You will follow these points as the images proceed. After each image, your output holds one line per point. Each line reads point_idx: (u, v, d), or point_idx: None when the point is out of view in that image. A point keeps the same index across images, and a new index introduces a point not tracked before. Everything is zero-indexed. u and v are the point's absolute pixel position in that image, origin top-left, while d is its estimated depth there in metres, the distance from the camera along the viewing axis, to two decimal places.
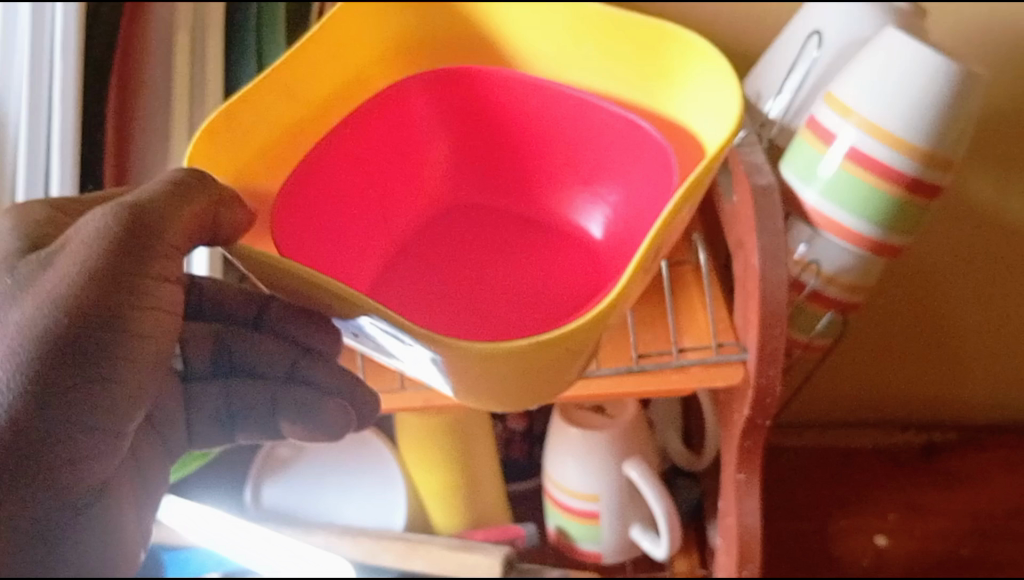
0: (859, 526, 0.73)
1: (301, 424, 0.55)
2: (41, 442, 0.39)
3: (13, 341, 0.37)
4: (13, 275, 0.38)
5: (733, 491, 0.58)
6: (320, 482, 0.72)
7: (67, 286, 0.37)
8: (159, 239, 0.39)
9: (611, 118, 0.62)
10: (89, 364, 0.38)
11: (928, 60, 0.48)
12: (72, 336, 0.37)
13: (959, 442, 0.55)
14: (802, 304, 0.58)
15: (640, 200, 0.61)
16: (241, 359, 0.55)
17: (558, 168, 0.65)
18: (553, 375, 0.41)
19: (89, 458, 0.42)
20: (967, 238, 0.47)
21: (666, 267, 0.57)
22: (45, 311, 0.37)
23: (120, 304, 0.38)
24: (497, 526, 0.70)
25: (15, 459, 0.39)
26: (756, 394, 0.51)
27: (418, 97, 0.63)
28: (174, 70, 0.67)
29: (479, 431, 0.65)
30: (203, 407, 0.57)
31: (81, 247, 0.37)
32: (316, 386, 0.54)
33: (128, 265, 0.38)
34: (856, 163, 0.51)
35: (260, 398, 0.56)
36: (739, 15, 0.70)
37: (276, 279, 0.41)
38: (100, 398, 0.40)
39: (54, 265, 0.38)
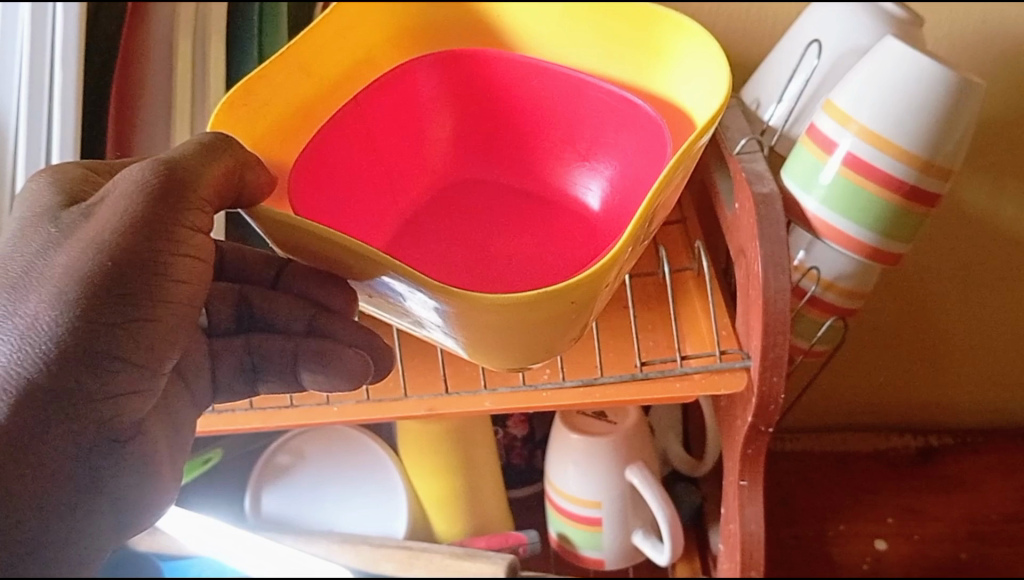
0: (859, 529, 0.66)
1: (321, 373, 0.51)
2: (82, 378, 0.40)
3: (59, 281, 0.40)
4: (56, 225, 0.42)
5: (736, 498, 0.58)
6: (319, 490, 0.70)
7: (111, 230, 0.40)
8: (193, 191, 0.42)
9: (607, 97, 0.62)
10: (130, 302, 0.40)
11: (928, 70, 0.49)
12: (114, 276, 0.40)
13: (955, 445, 0.60)
14: (801, 311, 0.58)
15: (637, 178, 0.61)
16: (262, 314, 0.53)
17: (557, 146, 0.65)
18: (555, 332, 0.44)
19: (123, 408, 0.42)
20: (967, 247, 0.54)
21: (665, 267, 0.56)
22: (88, 253, 0.40)
23: (157, 247, 0.41)
24: (498, 534, 0.67)
25: (56, 397, 0.40)
26: (759, 401, 0.51)
27: (425, 77, 0.64)
28: (175, 77, 0.66)
29: (481, 438, 0.67)
30: (222, 363, 0.53)
31: (122, 197, 0.41)
32: (335, 340, 0.52)
33: (168, 210, 0.41)
34: (855, 170, 0.51)
35: (281, 353, 0.52)
36: (737, 24, 0.70)
37: (297, 241, 0.44)
38: (140, 336, 0.41)
39: (94, 216, 0.41)
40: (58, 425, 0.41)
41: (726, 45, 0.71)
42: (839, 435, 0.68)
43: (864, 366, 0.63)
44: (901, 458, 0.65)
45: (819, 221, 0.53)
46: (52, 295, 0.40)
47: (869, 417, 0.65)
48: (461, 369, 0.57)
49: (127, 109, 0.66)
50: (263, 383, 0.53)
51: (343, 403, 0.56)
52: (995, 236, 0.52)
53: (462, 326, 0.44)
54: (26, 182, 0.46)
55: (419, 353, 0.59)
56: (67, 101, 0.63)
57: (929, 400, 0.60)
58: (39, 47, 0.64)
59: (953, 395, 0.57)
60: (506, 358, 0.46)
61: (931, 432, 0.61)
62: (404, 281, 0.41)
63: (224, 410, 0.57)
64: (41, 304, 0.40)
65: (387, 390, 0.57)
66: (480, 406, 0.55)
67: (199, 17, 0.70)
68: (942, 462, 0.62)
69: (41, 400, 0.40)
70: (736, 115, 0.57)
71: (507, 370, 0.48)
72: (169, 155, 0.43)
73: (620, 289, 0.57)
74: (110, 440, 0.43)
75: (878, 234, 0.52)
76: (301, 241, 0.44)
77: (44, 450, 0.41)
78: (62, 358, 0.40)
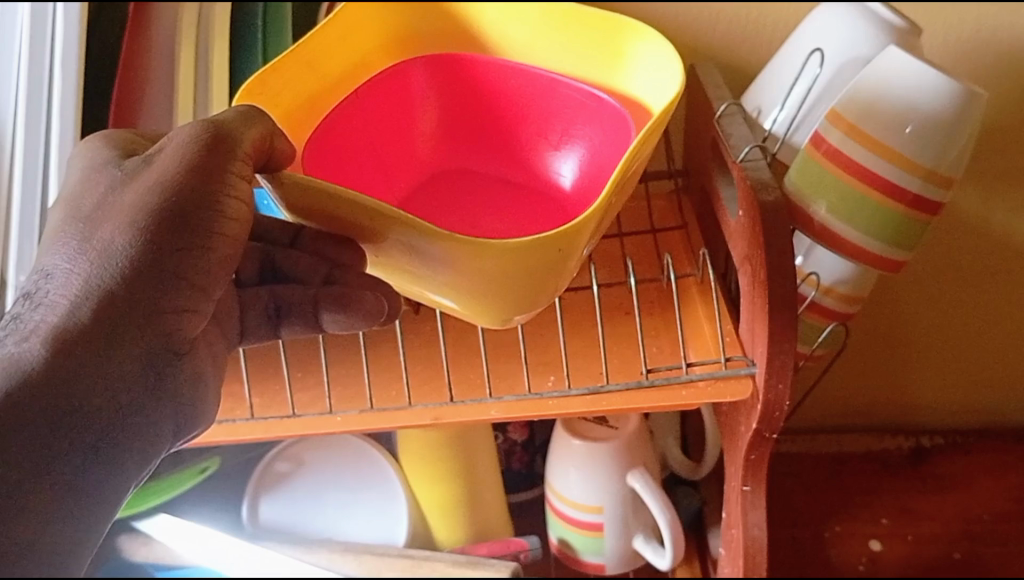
0: (854, 530, 0.69)
1: (341, 315, 0.51)
2: (147, 293, 0.42)
3: (126, 211, 0.43)
4: (122, 171, 0.46)
5: (738, 504, 0.58)
6: (320, 498, 0.69)
7: (170, 172, 0.43)
8: (235, 148, 0.44)
9: (577, 94, 0.62)
10: (190, 230, 0.43)
11: (931, 81, 0.49)
12: (172, 208, 0.43)
13: (948, 446, 0.59)
14: (801, 315, 0.60)
15: (600, 170, 0.61)
16: (284, 268, 0.55)
17: (534, 135, 0.64)
18: (559, 277, 0.46)
19: (180, 326, 0.44)
20: (967, 246, 0.53)
21: (633, 280, 0.56)
22: (153, 189, 0.43)
23: (211, 186, 0.43)
24: (499, 539, 0.68)
25: (123, 309, 0.42)
26: (765, 408, 0.51)
27: (416, 73, 0.65)
28: (178, 81, 0.65)
29: (483, 445, 0.67)
30: (250, 310, 0.54)
31: (178, 147, 0.44)
32: (350, 285, 0.52)
33: (217, 159, 0.44)
34: (860, 180, 0.51)
35: (303, 298, 0.53)
36: (735, 30, 0.69)
37: (311, 204, 0.44)
38: (198, 263, 0.44)
39: (153, 163, 0.45)
40: (127, 335, 0.42)
41: (727, 49, 0.70)
42: (835, 435, 0.69)
43: (868, 363, 0.63)
44: (896, 458, 0.66)
45: (822, 224, 0.53)
46: (122, 223, 0.43)
47: (862, 420, 0.66)
48: (465, 378, 0.57)
49: (127, 113, 0.65)
50: (285, 329, 0.54)
51: (346, 412, 0.56)
52: (988, 242, 0.51)
53: (468, 279, 0.45)
54: (80, 144, 0.50)
55: (424, 361, 0.59)
56: (69, 105, 0.62)
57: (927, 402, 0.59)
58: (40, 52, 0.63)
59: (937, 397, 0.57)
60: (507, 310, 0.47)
61: (923, 433, 0.61)
62: (415, 235, 0.43)
63: (226, 420, 0.56)
64: (107, 235, 0.43)
65: (391, 399, 0.56)
66: (485, 415, 0.54)
67: (201, 21, 0.69)
68: (935, 463, 0.62)
69: (110, 311, 0.42)
70: (738, 121, 0.57)
71: (511, 323, 0.50)
72: (212, 118, 0.46)
73: (597, 301, 0.57)
74: (165, 354, 0.44)
75: (883, 242, 0.52)
76: (321, 206, 0.44)
77: (113, 359, 0.42)
78: (125, 281, 0.42)
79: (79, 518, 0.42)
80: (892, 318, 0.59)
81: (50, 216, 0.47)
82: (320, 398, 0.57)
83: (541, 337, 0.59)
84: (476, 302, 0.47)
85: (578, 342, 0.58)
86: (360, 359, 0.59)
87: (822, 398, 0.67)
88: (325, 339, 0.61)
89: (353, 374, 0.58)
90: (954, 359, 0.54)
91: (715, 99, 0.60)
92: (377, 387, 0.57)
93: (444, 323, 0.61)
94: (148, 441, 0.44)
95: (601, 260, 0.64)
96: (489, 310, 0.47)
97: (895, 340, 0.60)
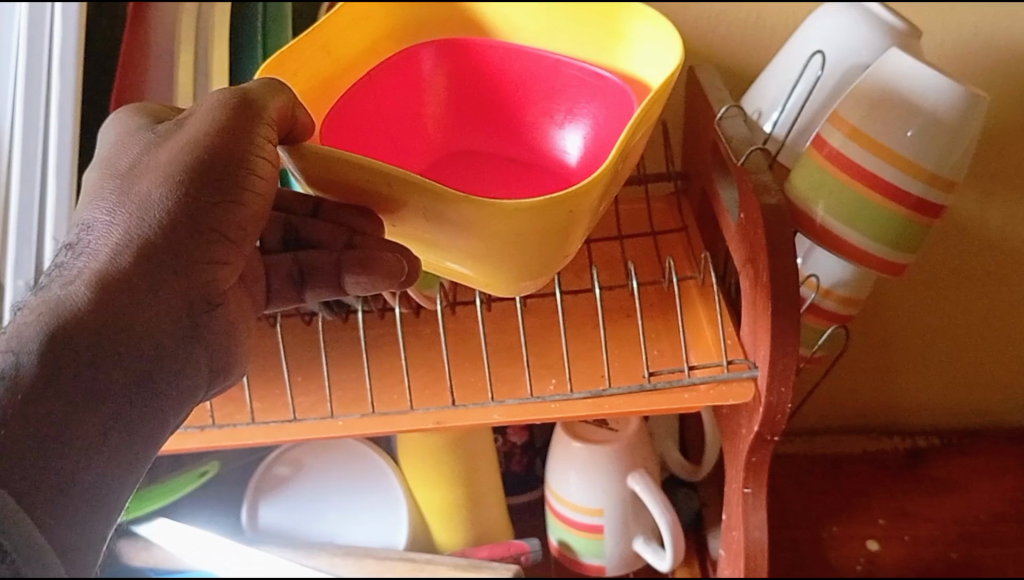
0: (852, 531, 0.68)
1: (363, 276, 0.50)
2: (179, 244, 0.43)
3: (161, 168, 0.44)
4: (155, 134, 0.47)
5: (739, 506, 0.58)
6: (319, 501, 0.69)
7: (203, 131, 0.44)
8: (264, 110, 0.45)
9: (581, 74, 0.63)
10: (223, 184, 0.43)
11: (936, 86, 0.49)
12: (207, 162, 0.43)
13: (944, 447, 0.60)
14: (802, 318, 0.60)
15: (604, 144, 0.61)
16: (307, 235, 0.55)
17: (539, 116, 0.64)
18: (570, 240, 0.47)
19: (213, 279, 0.44)
20: (966, 248, 0.54)
21: (635, 283, 0.56)
22: (186, 148, 0.44)
23: (244, 144, 0.44)
24: (501, 543, 0.67)
25: (157, 259, 0.42)
26: (767, 411, 0.51)
27: (426, 60, 0.65)
28: (178, 84, 0.65)
29: (483, 448, 0.67)
30: (276, 274, 0.54)
31: (210, 109, 0.45)
32: (369, 245, 0.50)
33: (249, 118, 0.45)
34: (864, 184, 0.51)
35: (327, 261, 0.53)
36: (735, 32, 0.69)
37: (332, 173, 0.46)
38: (231, 216, 0.44)
39: (185, 125, 0.46)
40: (159, 285, 0.42)
41: (727, 51, 0.70)
42: (833, 437, 0.69)
43: (868, 361, 0.64)
44: (894, 460, 0.65)
45: (822, 225, 0.53)
46: (157, 177, 0.44)
47: (861, 421, 0.66)
48: (467, 382, 0.57)
49: None
50: (310, 291, 0.54)
51: (348, 416, 0.55)
52: (989, 244, 0.52)
53: (481, 244, 0.46)
54: (110, 117, 0.50)
55: (425, 364, 0.59)
56: (69, 110, 0.61)
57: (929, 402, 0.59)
58: (39, 55, 0.63)
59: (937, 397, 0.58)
60: (516, 282, 0.49)
61: (920, 434, 0.62)
62: (429, 199, 0.44)
63: (226, 424, 0.56)
64: (145, 187, 0.44)
65: (392, 403, 0.56)
66: (487, 419, 0.54)
67: (201, 22, 0.68)
68: (930, 465, 0.63)
69: (144, 261, 0.42)
70: (739, 125, 0.57)
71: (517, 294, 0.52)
72: (241, 86, 0.47)
73: (598, 305, 0.57)
74: (196, 306, 0.44)
75: (887, 247, 0.52)
76: (341, 175, 0.45)
77: (145, 308, 0.42)
78: (163, 230, 0.43)
79: (119, 454, 0.41)
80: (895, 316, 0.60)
81: (85, 178, 0.48)
82: (320, 402, 0.57)
83: (542, 341, 0.59)
84: (488, 267, 0.48)
85: (580, 345, 0.58)
86: (362, 363, 0.59)
87: (823, 398, 0.68)
88: (327, 343, 0.61)
89: (355, 378, 0.58)
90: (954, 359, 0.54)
91: (716, 101, 0.60)
92: (378, 391, 0.57)
93: (446, 326, 0.61)
94: (183, 382, 0.44)
95: (602, 262, 0.64)
96: (501, 276, 0.49)
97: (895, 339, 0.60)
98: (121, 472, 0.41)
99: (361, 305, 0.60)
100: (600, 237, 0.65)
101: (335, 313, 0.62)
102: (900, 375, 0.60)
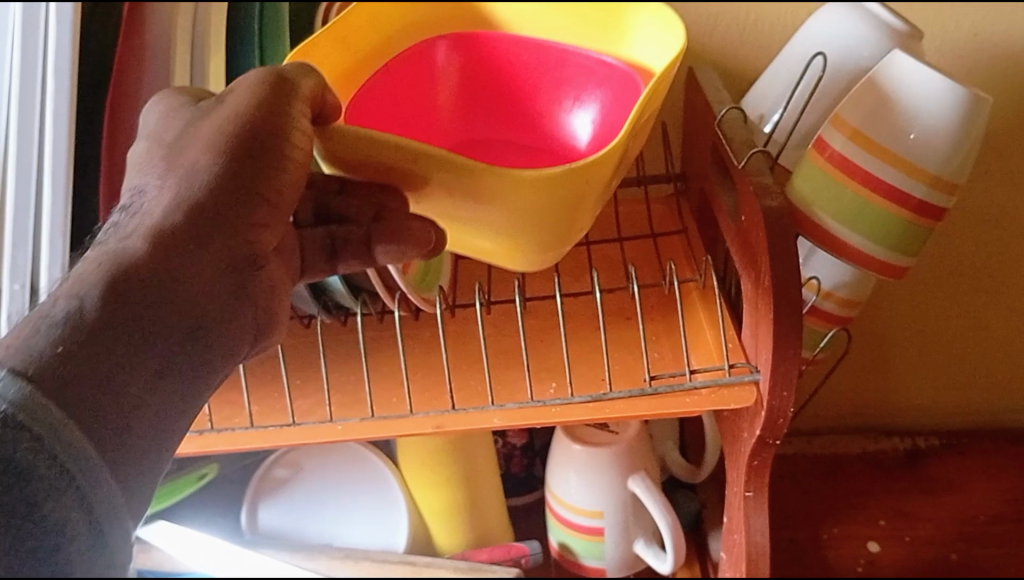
0: (852, 531, 0.69)
1: (394, 247, 0.50)
2: (227, 206, 0.44)
3: (206, 139, 0.46)
4: (198, 110, 0.48)
5: (740, 509, 0.58)
6: (319, 503, 0.69)
7: (244, 105, 0.46)
8: (300, 88, 0.47)
9: (588, 63, 0.62)
10: (266, 152, 0.45)
11: (940, 90, 0.48)
12: (250, 132, 0.45)
13: (943, 447, 0.59)
14: (802, 320, 0.60)
15: (611, 129, 0.60)
16: (337, 209, 0.53)
17: (549, 103, 0.63)
18: (587, 212, 0.49)
19: (258, 239, 0.45)
20: (968, 238, 0.53)
21: (636, 287, 0.56)
22: (229, 120, 0.46)
23: (282, 116, 0.46)
24: (500, 545, 0.67)
25: (206, 219, 0.43)
26: (768, 414, 0.51)
27: (439, 52, 0.64)
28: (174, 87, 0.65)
29: (483, 450, 0.67)
30: (308, 248, 0.52)
31: (250, 85, 0.47)
32: (398, 215, 0.50)
33: (286, 94, 0.47)
34: (865, 187, 0.51)
35: (357, 233, 0.51)
36: (734, 32, 0.68)
37: (356, 153, 0.47)
38: (275, 181, 0.45)
39: (225, 101, 0.48)
40: (207, 241, 0.43)
41: (726, 52, 0.69)
42: (833, 436, 0.69)
43: (867, 361, 0.63)
44: (892, 461, 0.65)
45: (821, 228, 0.53)
46: (204, 147, 0.45)
47: (861, 421, 0.66)
48: (467, 385, 0.57)
49: (123, 120, 0.64)
50: (342, 264, 0.52)
51: (347, 420, 0.55)
52: (988, 229, 0.52)
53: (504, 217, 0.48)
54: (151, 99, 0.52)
55: (424, 367, 0.58)
56: (64, 113, 0.61)
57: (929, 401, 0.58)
58: (33, 57, 0.62)
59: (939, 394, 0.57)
60: (537, 256, 0.51)
61: (918, 435, 0.61)
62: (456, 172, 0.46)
63: (224, 428, 0.56)
64: (193, 156, 0.45)
65: (391, 406, 0.56)
66: (487, 423, 0.54)
67: (199, 24, 0.67)
68: (927, 464, 0.61)
69: (194, 219, 0.43)
70: (740, 126, 0.57)
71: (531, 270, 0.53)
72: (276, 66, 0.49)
73: (598, 307, 0.56)
74: (241, 263, 0.44)
75: (888, 249, 0.52)
76: (366, 155, 0.47)
77: (194, 260, 0.42)
78: (212, 193, 0.44)
79: (172, 396, 0.41)
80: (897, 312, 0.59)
81: (131, 156, 0.49)
82: (319, 406, 0.57)
83: (543, 344, 0.59)
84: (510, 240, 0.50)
85: (580, 348, 0.58)
86: (361, 366, 0.59)
87: (825, 399, 0.68)
88: (325, 346, 0.61)
89: (354, 382, 0.58)
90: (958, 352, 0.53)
91: (716, 103, 0.60)
92: (377, 395, 0.57)
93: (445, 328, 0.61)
94: (231, 341, 0.44)
95: (602, 264, 0.64)
96: (522, 248, 0.50)
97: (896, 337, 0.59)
98: (167, 417, 0.41)
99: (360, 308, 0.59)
100: (600, 239, 0.66)
101: (333, 316, 0.61)
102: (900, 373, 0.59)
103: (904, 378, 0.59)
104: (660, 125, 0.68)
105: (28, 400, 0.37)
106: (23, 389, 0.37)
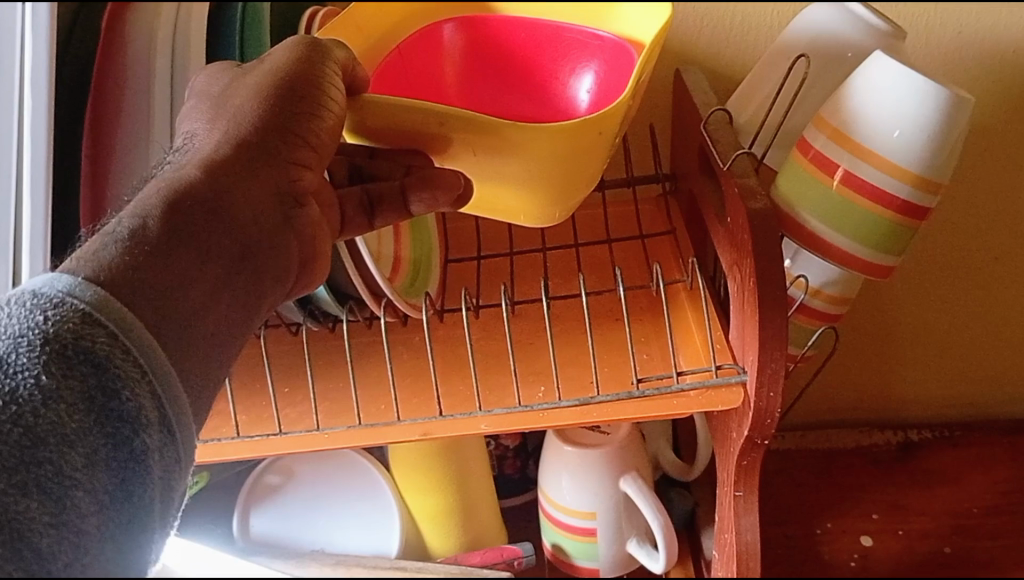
0: (846, 526, 0.66)
1: (426, 194, 0.49)
2: (269, 146, 0.46)
3: (251, 90, 0.48)
4: (240, 68, 0.51)
5: (731, 509, 0.58)
6: (311, 509, 0.69)
7: (284, 61, 0.48)
8: (333, 48, 0.49)
9: (581, 36, 0.61)
10: (304, 99, 0.47)
11: (922, 92, 0.48)
12: (291, 82, 0.47)
13: (936, 439, 0.63)
14: (790, 317, 0.59)
15: (606, 99, 0.59)
16: (371, 171, 0.53)
17: (545, 78, 0.62)
18: (586, 167, 0.50)
19: (297, 177, 0.47)
20: (959, 225, 0.54)
21: (622, 290, 0.55)
22: (271, 74, 0.48)
23: (318, 69, 0.48)
24: (493, 548, 0.67)
25: (253, 154, 0.46)
26: (756, 415, 0.51)
27: (450, 38, 0.63)
28: (153, 95, 0.62)
29: (474, 455, 0.67)
30: (347, 203, 0.51)
31: (289, 43, 0.49)
32: (429, 165, 0.50)
33: (321, 50, 0.49)
34: (850, 189, 0.51)
35: (391, 186, 0.51)
36: (719, 29, 0.65)
37: (375, 122, 0.48)
38: (311, 127, 0.47)
39: (266, 58, 0.50)
40: (254, 172, 0.45)
41: (712, 52, 0.66)
42: (821, 431, 0.70)
43: (857, 362, 0.63)
44: (884, 451, 0.67)
45: (811, 231, 0.53)
46: (248, 96, 0.48)
47: (859, 415, 0.67)
48: (455, 391, 0.57)
49: (102, 131, 0.63)
50: (379, 218, 0.52)
51: (334, 429, 0.55)
52: (989, 218, 0.53)
53: (517, 175, 0.50)
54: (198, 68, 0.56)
55: (411, 374, 0.58)
56: (41, 121, 0.60)
57: (949, 398, 0.60)
58: (10, 69, 0.61)
59: (938, 391, 0.60)
60: (550, 208, 0.52)
61: (912, 428, 0.64)
62: (475, 131, 0.47)
63: (211, 439, 0.56)
64: (238, 104, 0.48)
65: (379, 415, 0.56)
66: (475, 429, 0.53)
67: (180, 29, 0.64)
68: (923, 457, 0.65)
69: (244, 156, 0.45)
70: (724, 127, 0.57)
71: (548, 224, 0.55)
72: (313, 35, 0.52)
73: (586, 313, 0.56)
74: (287, 197, 0.46)
75: (872, 249, 0.52)
76: (391, 123, 0.48)
77: (244, 190, 0.44)
78: (257, 132, 0.46)
79: (226, 317, 0.42)
80: (901, 313, 0.59)
81: (179, 115, 0.52)
82: (307, 415, 0.57)
83: (529, 348, 0.59)
84: (525, 198, 0.51)
85: (568, 352, 0.58)
86: (348, 374, 0.59)
87: (817, 396, 0.68)
88: (313, 354, 0.61)
89: (342, 389, 0.58)
90: (977, 349, 0.55)
91: (703, 106, 0.60)
92: (365, 404, 0.57)
93: (432, 333, 0.61)
94: (282, 267, 0.46)
95: (590, 268, 0.65)
96: (534, 204, 0.52)
97: (894, 336, 0.60)
98: (219, 340, 0.41)
99: (347, 316, 0.59)
100: (589, 240, 0.67)
101: (321, 324, 0.60)
102: (909, 372, 0.61)
103: (911, 377, 0.61)
104: (648, 127, 0.68)
105: (100, 301, 0.37)
106: (94, 291, 0.37)
